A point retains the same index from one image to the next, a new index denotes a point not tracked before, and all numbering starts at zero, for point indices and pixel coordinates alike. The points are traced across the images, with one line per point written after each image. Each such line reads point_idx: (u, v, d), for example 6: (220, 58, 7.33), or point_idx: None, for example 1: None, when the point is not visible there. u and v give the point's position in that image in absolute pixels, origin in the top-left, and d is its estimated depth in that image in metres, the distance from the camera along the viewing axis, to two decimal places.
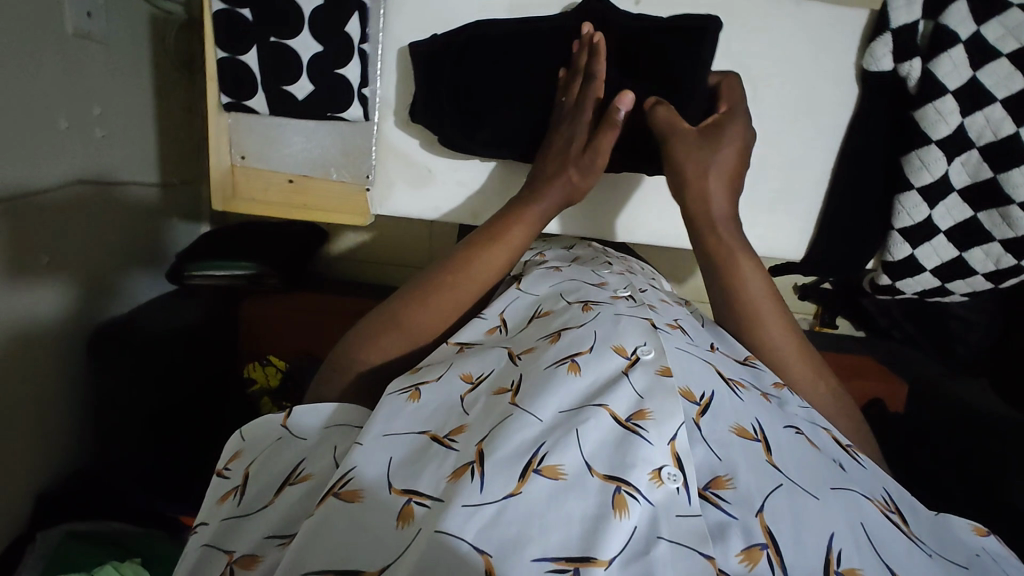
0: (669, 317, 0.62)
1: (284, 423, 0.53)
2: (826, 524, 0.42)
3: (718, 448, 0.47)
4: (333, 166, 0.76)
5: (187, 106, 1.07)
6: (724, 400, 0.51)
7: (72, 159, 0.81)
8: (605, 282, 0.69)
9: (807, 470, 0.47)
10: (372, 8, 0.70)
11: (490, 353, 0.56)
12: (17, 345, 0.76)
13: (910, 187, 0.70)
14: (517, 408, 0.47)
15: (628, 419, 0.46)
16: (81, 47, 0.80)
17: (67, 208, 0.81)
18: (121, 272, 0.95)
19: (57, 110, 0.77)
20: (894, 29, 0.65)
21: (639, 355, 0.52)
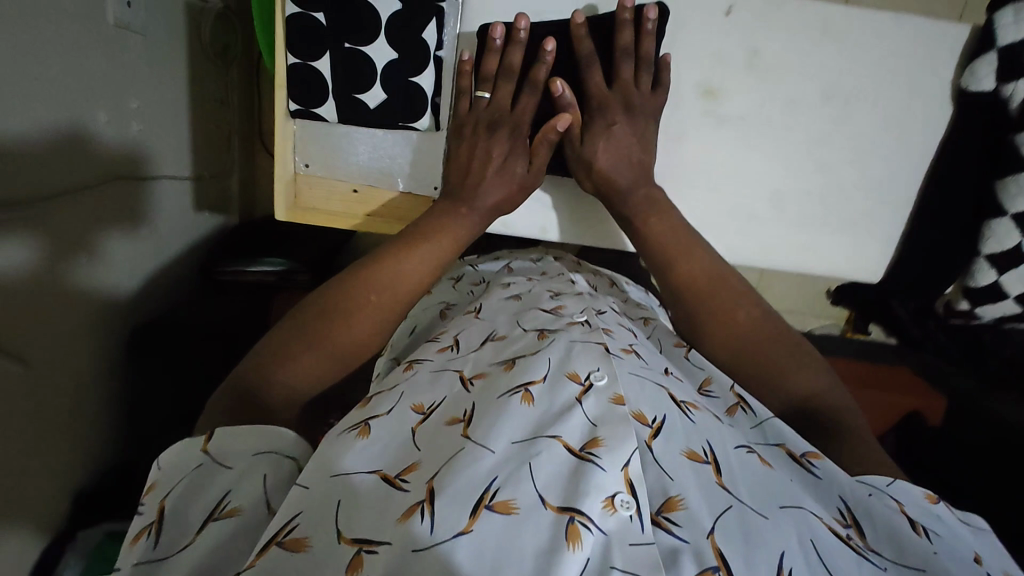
0: (625, 341, 0.58)
1: (205, 447, 0.49)
2: (778, 543, 0.40)
3: (670, 469, 0.44)
4: (399, 176, 0.73)
5: (218, 96, 1.04)
6: (676, 422, 0.48)
7: (110, 156, 0.79)
8: (561, 305, 0.65)
9: (755, 490, 0.45)
10: (450, 14, 0.68)
11: (441, 381, 0.54)
12: (56, 348, 0.74)
13: (1002, 214, 0.67)
14: (470, 440, 0.44)
15: (581, 450, 0.44)
16: (121, 39, 0.78)
17: (104, 203, 0.79)
18: (154, 268, 0.93)
19: (96, 104, 0.75)
20: (1001, 48, 0.62)
21: (593, 381, 0.49)
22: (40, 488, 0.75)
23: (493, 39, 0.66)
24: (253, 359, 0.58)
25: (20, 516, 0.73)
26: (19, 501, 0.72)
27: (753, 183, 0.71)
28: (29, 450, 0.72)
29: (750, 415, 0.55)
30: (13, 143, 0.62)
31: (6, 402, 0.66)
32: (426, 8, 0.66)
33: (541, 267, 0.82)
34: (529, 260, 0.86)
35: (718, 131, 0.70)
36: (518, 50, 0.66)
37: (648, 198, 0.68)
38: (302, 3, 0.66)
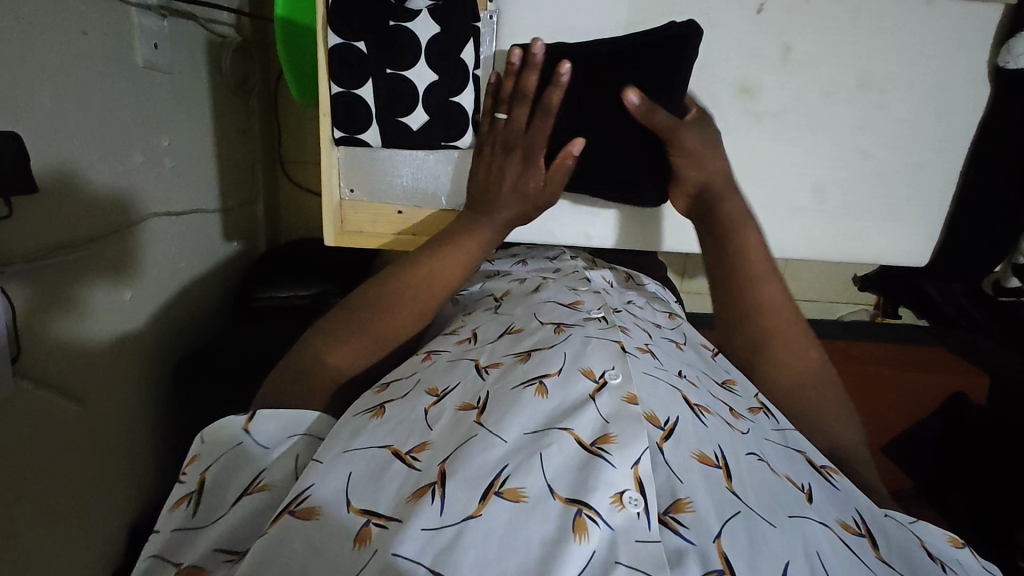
0: (641, 339, 0.59)
1: (245, 426, 0.50)
2: (783, 552, 0.40)
3: (680, 473, 0.44)
4: (442, 193, 0.75)
5: (240, 127, 1.06)
6: (688, 425, 0.48)
7: (146, 192, 0.80)
8: (579, 300, 0.65)
9: (764, 497, 0.44)
10: (484, 31, 0.71)
11: (457, 368, 0.54)
12: (106, 385, 0.76)
13: None
14: (482, 427, 0.45)
15: (592, 444, 0.44)
16: (150, 80, 0.80)
17: (144, 241, 0.81)
18: (191, 299, 0.95)
19: (132, 144, 0.77)
20: None
21: (607, 378, 0.49)
22: (100, 522, 0.77)
23: (513, 63, 0.68)
24: (300, 348, 0.59)
25: (84, 553, 0.74)
26: (81, 535, 0.73)
27: None
28: (87, 486, 0.73)
29: (773, 420, 0.57)
30: (61, 189, 0.64)
31: (63, 440, 0.68)
32: (463, 28, 0.68)
33: (555, 265, 0.81)
34: (545, 257, 0.85)
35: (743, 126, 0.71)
36: (533, 74, 0.67)
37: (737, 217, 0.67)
38: (342, 33, 0.67)
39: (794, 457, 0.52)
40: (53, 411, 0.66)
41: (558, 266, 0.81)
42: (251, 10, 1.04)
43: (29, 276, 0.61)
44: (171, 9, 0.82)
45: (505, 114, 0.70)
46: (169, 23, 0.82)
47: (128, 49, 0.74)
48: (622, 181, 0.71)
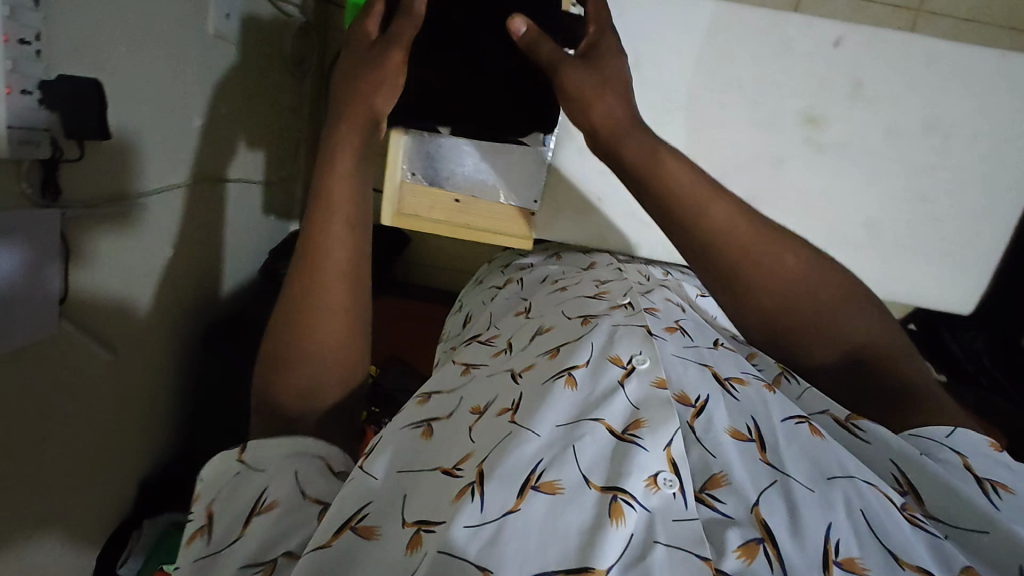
0: (670, 320, 0.62)
1: (239, 457, 0.51)
2: (823, 515, 0.41)
3: (712, 447, 0.46)
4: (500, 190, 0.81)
5: (293, 105, 1.09)
6: (719, 403, 0.49)
7: (199, 156, 0.82)
8: (606, 289, 0.67)
9: (804, 465, 0.45)
10: None
11: (494, 380, 0.54)
12: (139, 339, 0.77)
13: None
14: (517, 425, 0.45)
15: (625, 431, 0.45)
16: (218, 48, 0.82)
17: (190, 203, 0.82)
18: (225, 268, 0.97)
19: (192, 108, 0.78)
20: None
21: (635, 364, 0.51)
22: (113, 476, 0.77)
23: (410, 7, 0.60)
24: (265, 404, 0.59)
25: (96, 503, 0.75)
26: (96, 486, 0.74)
27: None
28: (106, 438, 0.74)
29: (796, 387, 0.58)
30: (126, 138, 0.65)
31: (90, 389, 0.68)
32: None
33: (588, 257, 0.84)
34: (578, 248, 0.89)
35: None
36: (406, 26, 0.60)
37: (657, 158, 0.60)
38: None
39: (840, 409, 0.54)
40: (87, 359, 0.67)
41: (589, 258, 0.83)
42: None
43: (85, 224, 0.62)
44: None
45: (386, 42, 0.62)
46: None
47: (202, 15, 0.76)
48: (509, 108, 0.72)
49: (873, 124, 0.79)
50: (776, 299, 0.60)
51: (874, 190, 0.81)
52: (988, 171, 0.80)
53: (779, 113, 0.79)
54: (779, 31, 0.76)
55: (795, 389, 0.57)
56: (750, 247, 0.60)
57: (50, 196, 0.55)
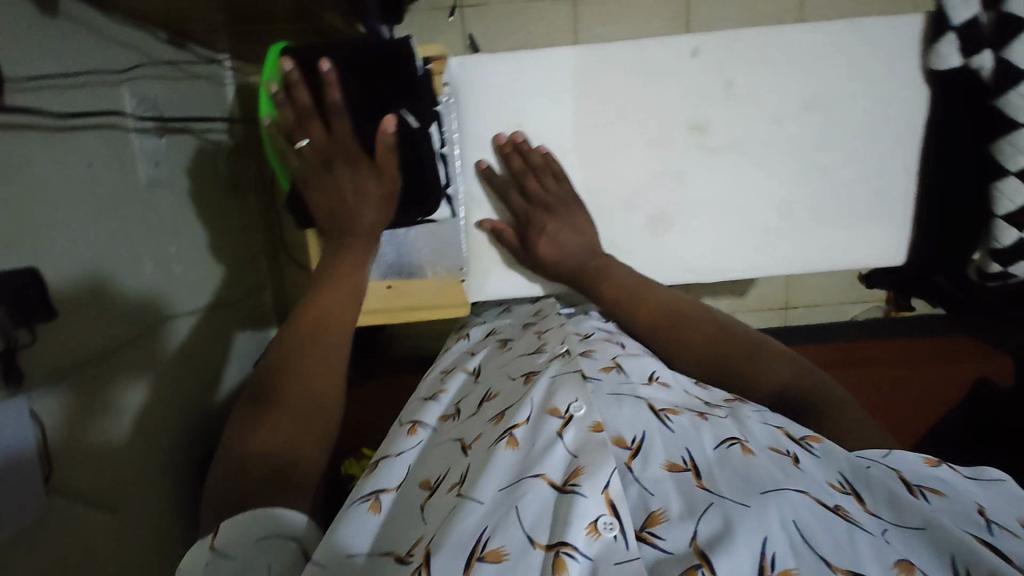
0: (606, 359, 0.67)
1: (210, 545, 0.49)
2: (758, 530, 0.45)
3: (650, 486, 0.50)
4: (427, 265, 0.82)
5: (242, 221, 1.13)
6: (654, 440, 0.55)
7: (158, 297, 0.85)
8: (543, 342, 0.73)
9: (736, 484, 0.50)
10: (446, 110, 0.78)
11: (448, 451, 0.59)
12: (136, 489, 0.78)
13: (1007, 174, 0.74)
14: (462, 497, 0.50)
15: (565, 482, 0.49)
16: (154, 194, 0.86)
17: (162, 346, 0.85)
18: (211, 392, 0.99)
19: (141, 256, 0.82)
20: (956, 29, 0.74)
21: (572, 413, 0.55)
22: None
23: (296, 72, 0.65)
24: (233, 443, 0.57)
25: None
26: None
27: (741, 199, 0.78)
28: None
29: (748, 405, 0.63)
30: (83, 305, 0.68)
31: (96, 552, 0.69)
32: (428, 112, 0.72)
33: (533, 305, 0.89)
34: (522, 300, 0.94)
35: None
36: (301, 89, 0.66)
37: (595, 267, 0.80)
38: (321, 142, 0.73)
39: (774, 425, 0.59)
40: (88, 524, 0.68)
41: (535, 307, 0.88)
42: (241, 114, 1.13)
43: (56, 397, 0.64)
44: (167, 128, 0.89)
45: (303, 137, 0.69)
46: (166, 140, 0.89)
47: (130, 170, 0.80)
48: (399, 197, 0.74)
49: (775, 105, 0.81)
50: (705, 350, 0.72)
51: (797, 160, 0.83)
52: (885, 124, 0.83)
53: (667, 123, 0.82)
54: (646, 54, 0.80)
55: (747, 406, 0.63)
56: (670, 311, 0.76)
57: (13, 383, 0.57)
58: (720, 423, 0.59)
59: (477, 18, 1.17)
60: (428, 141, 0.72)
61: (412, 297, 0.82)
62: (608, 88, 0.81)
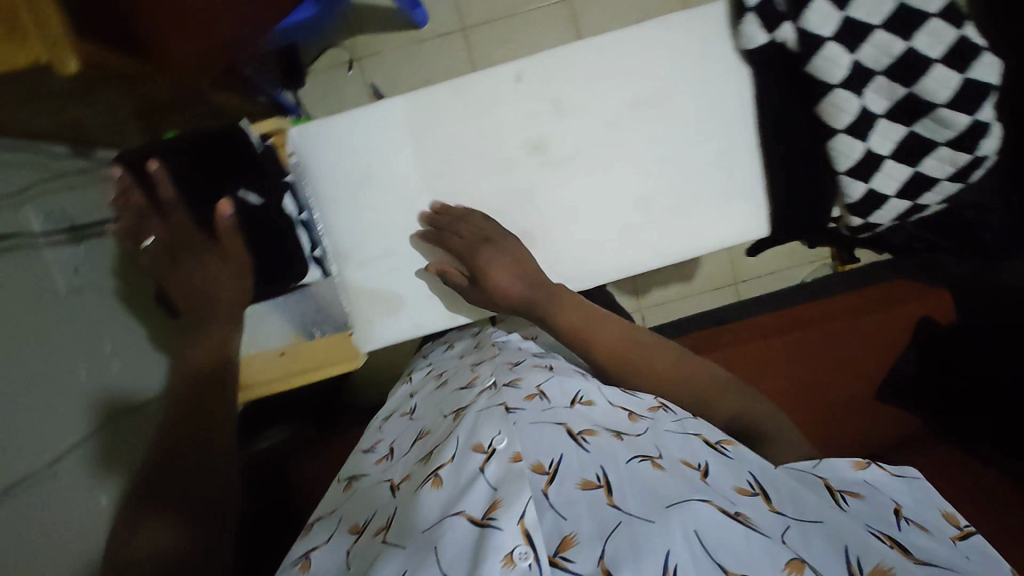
0: (531, 387, 0.64)
1: None
2: (663, 543, 0.44)
3: (565, 510, 0.48)
4: (315, 326, 0.84)
5: None
6: (572, 458, 0.52)
7: (99, 399, 0.86)
8: (475, 375, 0.73)
9: (643, 496, 0.48)
10: (299, 181, 0.77)
11: (377, 497, 0.60)
12: None
13: (836, 134, 0.68)
14: (388, 544, 0.51)
15: (483, 516, 0.48)
16: (78, 300, 0.87)
17: (111, 446, 0.85)
18: None
19: (74, 363, 0.83)
20: (753, 8, 0.67)
21: (495, 446, 0.53)
22: None
23: (126, 180, 0.69)
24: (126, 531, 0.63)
25: None
26: None
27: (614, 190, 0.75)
28: None
29: (672, 413, 0.62)
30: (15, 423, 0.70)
31: None
32: (278, 186, 0.75)
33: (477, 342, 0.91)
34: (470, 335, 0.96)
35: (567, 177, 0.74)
36: (133, 194, 0.70)
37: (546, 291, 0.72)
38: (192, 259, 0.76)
39: (692, 436, 0.58)
40: None
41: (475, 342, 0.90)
42: None
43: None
44: (82, 233, 0.91)
45: (147, 240, 0.72)
46: (83, 246, 0.91)
47: (47, 282, 0.82)
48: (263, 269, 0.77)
49: None
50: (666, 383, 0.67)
51: None
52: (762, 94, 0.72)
53: (507, 148, 0.74)
54: (466, 82, 0.72)
55: (670, 414, 0.62)
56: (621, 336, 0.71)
57: None
58: (638, 438, 0.56)
59: (378, 67, 1.19)
60: (274, 212, 0.76)
61: (307, 357, 0.84)
62: (431, 122, 0.73)
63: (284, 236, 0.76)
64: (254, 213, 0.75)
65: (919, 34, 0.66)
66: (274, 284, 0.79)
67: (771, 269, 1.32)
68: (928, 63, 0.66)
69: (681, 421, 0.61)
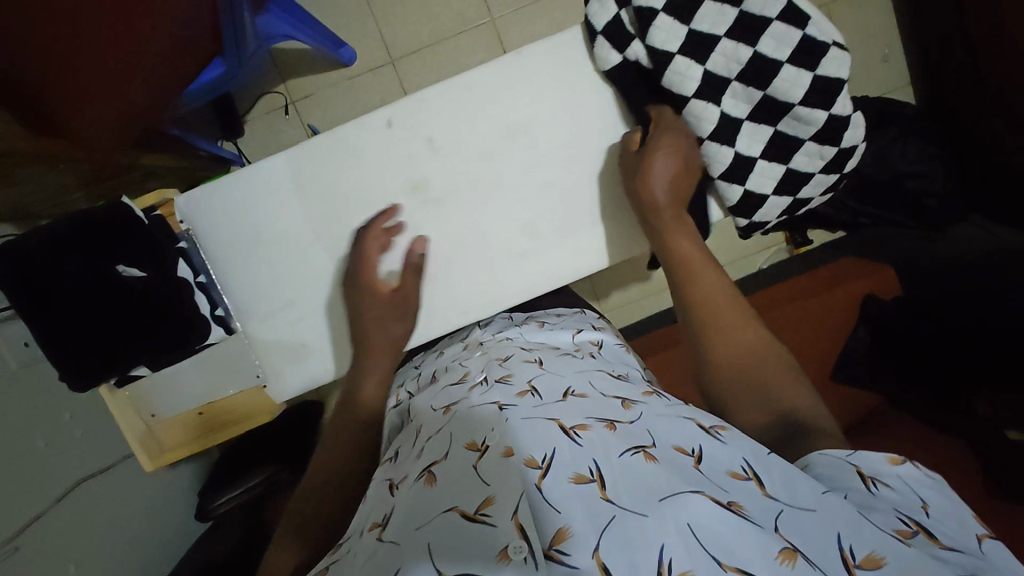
0: (522, 385, 0.63)
1: None
2: (657, 537, 0.43)
3: (558, 502, 0.46)
4: (227, 383, 0.80)
5: None
6: (564, 452, 0.50)
7: (61, 467, 0.88)
8: (466, 373, 0.71)
9: (636, 489, 0.47)
10: (192, 246, 0.75)
11: (374, 490, 0.58)
12: None
13: (702, 140, 0.72)
14: (383, 541, 0.48)
15: (476, 511, 0.47)
16: (33, 371, 0.89)
17: (75, 515, 0.87)
18: (152, 535, 1.00)
19: (31, 435, 0.85)
20: (602, 29, 0.71)
21: (488, 443, 0.53)
22: None
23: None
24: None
25: None
26: None
27: (515, 213, 0.76)
28: None
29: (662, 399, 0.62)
30: None
31: None
32: (168, 253, 0.71)
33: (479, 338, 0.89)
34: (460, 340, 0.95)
35: (458, 209, 0.76)
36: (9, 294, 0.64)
37: (678, 219, 0.69)
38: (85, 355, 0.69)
39: (690, 421, 0.56)
40: None
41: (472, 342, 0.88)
42: None
43: None
44: None
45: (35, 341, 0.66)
46: None
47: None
48: (167, 339, 0.72)
49: None
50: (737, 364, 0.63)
51: None
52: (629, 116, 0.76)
53: (390, 195, 0.76)
54: (342, 136, 0.74)
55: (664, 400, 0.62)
56: (717, 294, 0.66)
57: None
58: (631, 427, 0.55)
59: (313, 108, 1.21)
60: (163, 279, 0.71)
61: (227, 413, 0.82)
62: (310, 179, 0.74)
63: (181, 300, 0.72)
64: (144, 282, 0.69)
65: (762, 40, 0.69)
66: (186, 348, 0.74)
67: (727, 260, 1.32)
68: (778, 65, 0.69)
69: (676, 407, 0.60)
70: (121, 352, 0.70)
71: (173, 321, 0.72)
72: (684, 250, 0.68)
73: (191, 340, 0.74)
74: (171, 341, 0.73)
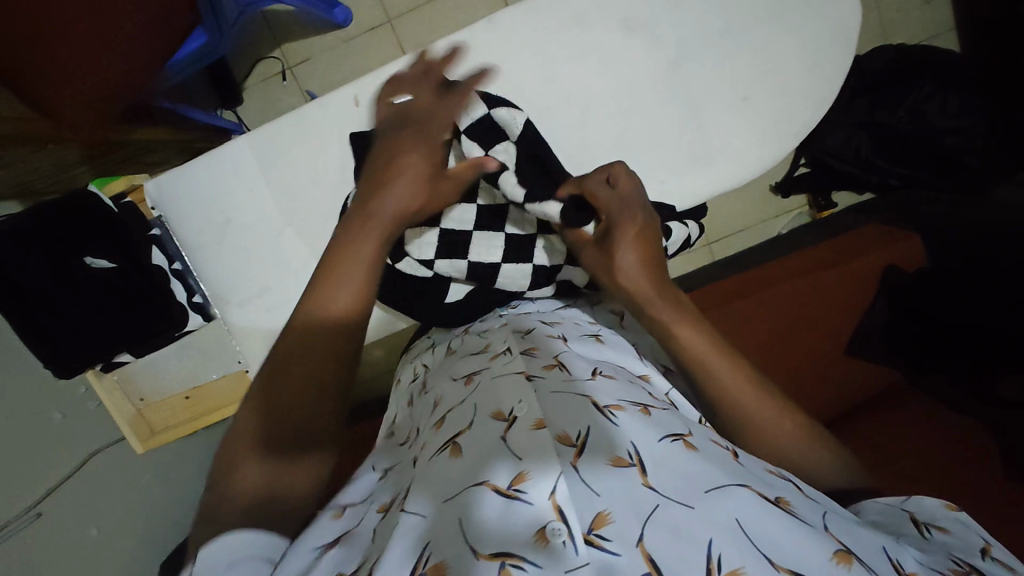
0: (550, 356, 0.57)
1: None
2: (705, 530, 0.38)
3: (597, 484, 0.41)
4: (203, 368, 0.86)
5: None
6: (602, 430, 0.45)
7: (79, 437, 0.92)
8: (487, 341, 0.64)
9: (678, 478, 0.42)
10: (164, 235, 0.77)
11: (403, 468, 0.53)
12: None
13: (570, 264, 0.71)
14: (407, 511, 0.44)
15: (509, 487, 0.42)
16: None
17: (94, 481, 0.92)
18: None
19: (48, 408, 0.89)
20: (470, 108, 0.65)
21: (516, 414, 0.48)
22: None
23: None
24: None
25: None
26: None
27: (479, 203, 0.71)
28: None
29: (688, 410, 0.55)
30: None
31: None
32: (142, 242, 0.75)
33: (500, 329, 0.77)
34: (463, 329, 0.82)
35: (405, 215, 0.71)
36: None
37: (676, 306, 0.58)
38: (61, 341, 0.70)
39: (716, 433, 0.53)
40: None
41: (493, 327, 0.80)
42: None
43: None
44: None
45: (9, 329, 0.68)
46: None
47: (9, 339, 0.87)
48: (141, 323, 0.75)
49: None
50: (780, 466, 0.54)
51: None
52: (623, 85, 0.73)
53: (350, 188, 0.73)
54: (306, 114, 0.73)
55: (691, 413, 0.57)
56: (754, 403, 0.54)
57: None
58: (665, 416, 0.50)
59: (310, 73, 1.18)
60: (134, 263, 0.74)
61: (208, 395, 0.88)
62: (270, 156, 0.73)
63: (152, 284, 0.75)
64: (117, 267, 0.73)
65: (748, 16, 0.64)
66: (163, 330, 0.77)
67: (743, 225, 1.26)
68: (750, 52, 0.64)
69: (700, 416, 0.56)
70: (90, 338, 0.72)
71: (147, 304, 0.75)
72: (697, 348, 0.56)
73: (168, 324, 0.77)
74: (147, 324, 0.75)
